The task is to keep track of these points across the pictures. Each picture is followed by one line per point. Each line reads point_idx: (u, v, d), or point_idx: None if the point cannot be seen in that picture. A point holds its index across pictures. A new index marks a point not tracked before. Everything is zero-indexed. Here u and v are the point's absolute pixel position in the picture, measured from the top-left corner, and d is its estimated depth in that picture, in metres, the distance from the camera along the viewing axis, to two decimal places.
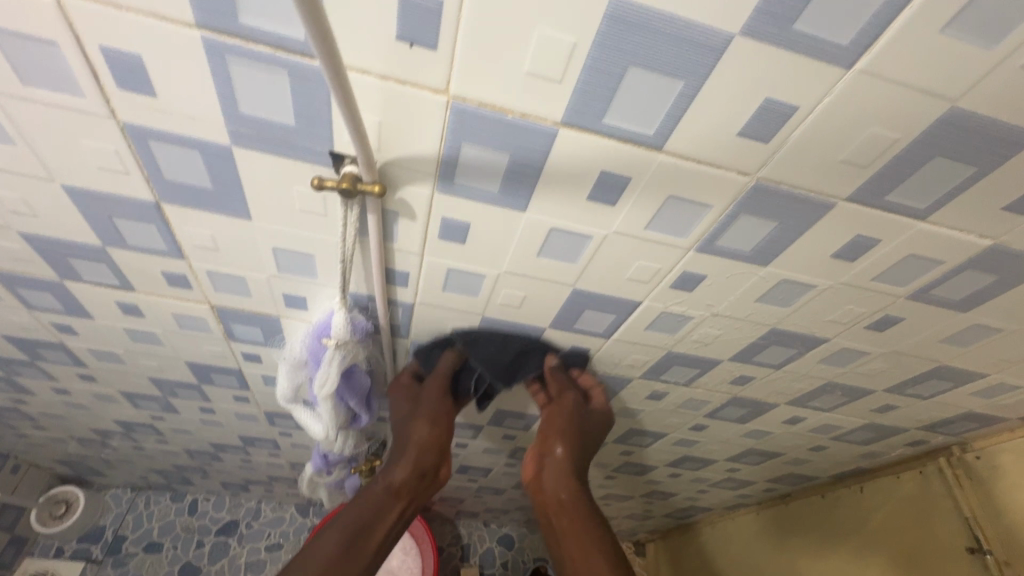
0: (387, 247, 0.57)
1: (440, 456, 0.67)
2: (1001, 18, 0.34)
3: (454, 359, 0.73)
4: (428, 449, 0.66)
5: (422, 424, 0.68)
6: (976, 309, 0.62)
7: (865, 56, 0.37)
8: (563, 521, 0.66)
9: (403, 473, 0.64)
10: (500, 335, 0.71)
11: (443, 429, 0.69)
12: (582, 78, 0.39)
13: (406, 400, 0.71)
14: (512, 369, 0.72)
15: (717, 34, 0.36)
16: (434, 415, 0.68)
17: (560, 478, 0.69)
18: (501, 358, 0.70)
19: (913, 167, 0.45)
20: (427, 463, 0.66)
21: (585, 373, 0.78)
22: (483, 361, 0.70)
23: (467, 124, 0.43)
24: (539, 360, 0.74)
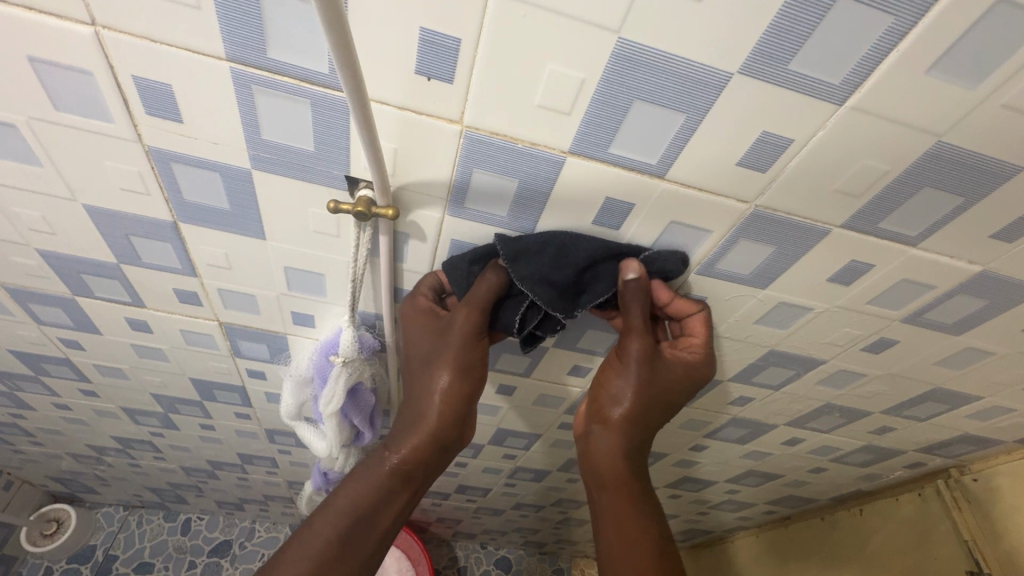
0: (397, 266, 0.59)
1: (460, 422, 0.59)
2: (981, 61, 0.36)
3: (493, 286, 0.54)
4: (447, 414, 0.57)
5: (443, 377, 0.57)
6: (970, 332, 0.64)
7: (855, 94, 0.39)
8: (604, 497, 0.62)
9: (413, 448, 0.57)
10: (552, 235, 0.51)
11: (469, 382, 0.58)
12: (590, 111, 0.41)
13: (428, 335, 0.57)
14: (573, 292, 0.55)
15: (717, 73, 0.38)
16: (462, 365, 0.56)
17: (607, 449, 0.62)
18: (558, 275, 0.52)
19: (902, 196, 0.47)
20: (447, 431, 0.58)
21: (678, 297, 0.58)
22: (530, 284, 0.53)
23: (479, 152, 0.45)
24: (611, 272, 0.54)
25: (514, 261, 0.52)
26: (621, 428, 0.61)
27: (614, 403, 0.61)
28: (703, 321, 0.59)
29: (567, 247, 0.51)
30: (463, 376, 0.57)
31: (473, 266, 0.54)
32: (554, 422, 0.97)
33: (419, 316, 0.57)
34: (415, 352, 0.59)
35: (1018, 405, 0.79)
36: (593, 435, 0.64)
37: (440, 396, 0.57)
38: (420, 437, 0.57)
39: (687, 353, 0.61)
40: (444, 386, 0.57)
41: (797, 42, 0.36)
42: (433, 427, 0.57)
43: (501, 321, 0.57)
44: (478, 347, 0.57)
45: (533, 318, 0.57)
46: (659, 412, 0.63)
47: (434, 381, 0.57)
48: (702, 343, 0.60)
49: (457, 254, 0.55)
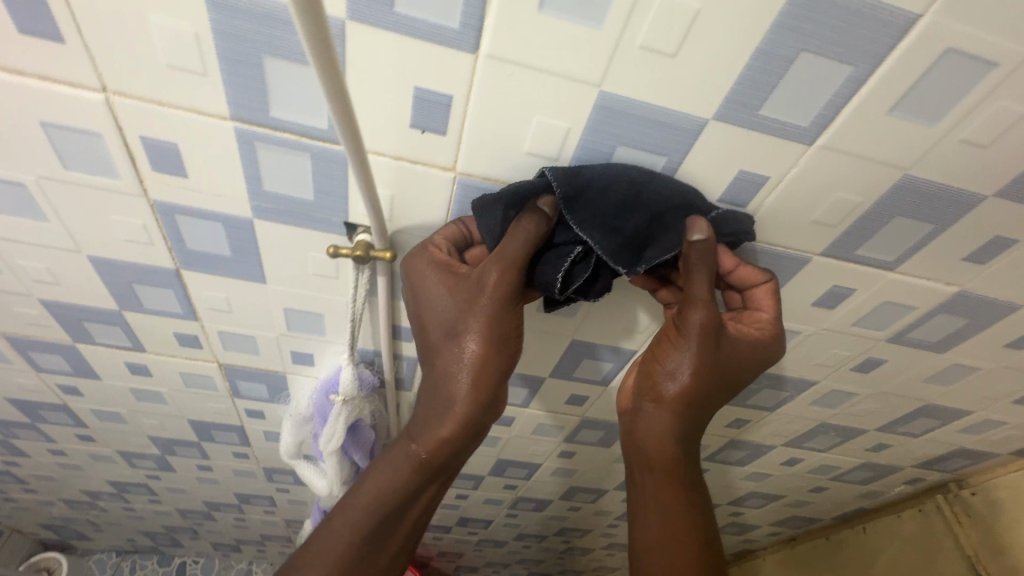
0: (394, 304, 0.61)
1: (494, 399, 0.48)
2: (936, 103, 0.39)
3: (529, 237, 0.43)
4: (479, 396, 0.47)
5: (470, 348, 0.46)
6: (954, 350, 0.66)
7: (824, 134, 0.41)
8: (649, 481, 0.56)
9: (442, 431, 0.48)
10: (614, 173, 0.42)
11: (499, 353, 0.47)
12: (576, 156, 0.43)
13: (450, 296, 0.47)
14: (636, 245, 0.45)
15: (694, 119, 0.41)
16: (491, 333, 0.46)
17: (658, 432, 0.54)
18: (617, 223, 0.44)
19: (876, 225, 0.49)
20: (479, 415, 0.48)
21: (744, 264, 0.50)
22: (588, 230, 0.43)
23: (472, 196, 0.47)
24: (680, 228, 0.45)
25: (573, 202, 0.42)
26: (676, 409, 0.52)
27: (668, 380, 0.52)
28: (772, 293, 0.50)
29: (636, 188, 0.43)
30: (494, 351, 0.47)
31: (508, 212, 0.44)
32: (554, 451, 0.97)
33: (433, 275, 0.47)
34: (434, 320, 0.48)
35: (1009, 418, 0.81)
36: (643, 415, 0.55)
37: (470, 368, 0.46)
38: (450, 422, 0.48)
39: (754, 331, 0.52)
40: (473, 357, 0.46)
41: (767, 89, 0.39)
42: (463, 409, 0.47)
43: (539, 280, 0.47)
44: (512, 314, 0.47)
45: (578, 276, 0.47)
46: (719, 392, 0.53)
47: (462, 350, 0.47)
48: (767, 315, 0.51)
49: (490, 194, 0.44)
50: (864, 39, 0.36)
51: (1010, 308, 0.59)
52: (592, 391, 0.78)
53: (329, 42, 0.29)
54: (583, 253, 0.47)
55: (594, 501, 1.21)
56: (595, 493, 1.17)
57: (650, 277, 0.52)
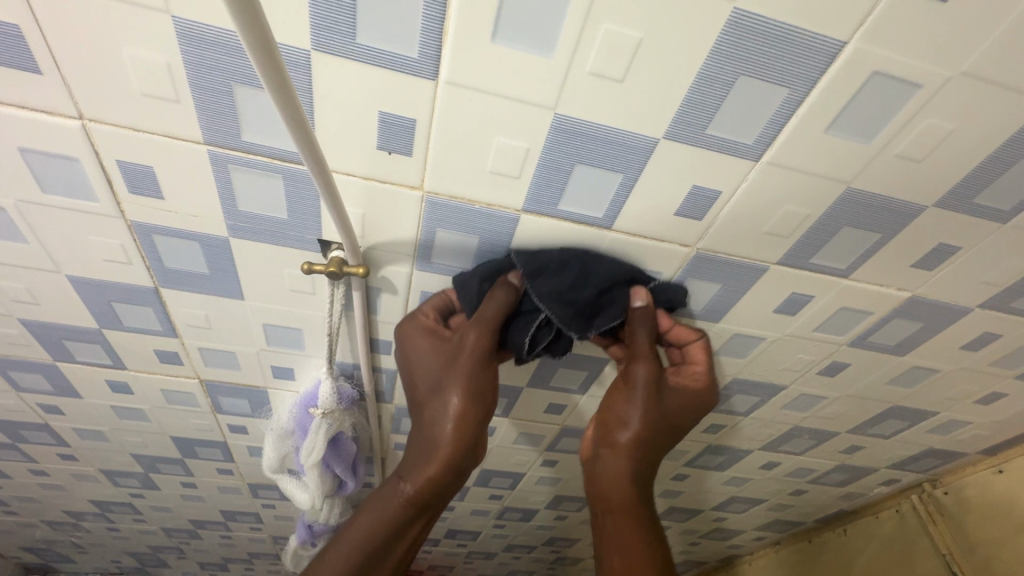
0: (370, 319, 0.62)
1: (473, 445, 0.55)
2: (871, 121, 0.41)
3: (502, 305, 0.52)
4: (462, 439, 0.54)
5: (456, 399, 0.54)
6: (913, 352, 0.68)
7: (768, 151, 0.44)
8: (610, 520, 0.59)
9: (428, 477, 0.53)
10: (566, 258, 0.52)
11: (479, 402, 0.55)
12: (537, 174, 0.46)
13: (436, 357, 0.56)
14: (588, 313, 0.54)
15: (645, 138, 0.43)
16: (472, 386, 0.54)
17: (615, 473, 0.60)
18: (575, 295, 0.52)
19: (826, 235, 0.52)
20: (462, 456, 0.54)
21: (679, 323, 0.59)
22: (548, 300, 0.52)
23: (440, 213, 0.49)
24: (624, 297, 0.55)
25: (534, 278, 0.52)
26: (628, 451, 0.59)
27: (619, 425, 0.59)
28: (704, 349, 0.60)
29: (586, 265, 0.52)
30: (474, 403, 0.54)
31: (484, 285, 0.53)
32: (537, 459, 0.98)
33: (423, 339, 0.56)
34: (423, 378, 0.56)
35: (973, 417, 0.83)
36: (602, 458, 0.61)
37: (452, 419, 0.53)
38: (436, 466, 0.53)
39: (693, 380, 0.60)
40: (456, 409, 0.54)
41: (711, 110, 0.41)
42: (447, 455, 0.53)
43: (510, 342, 0.56)
44: (489, 370, 0.55)
45: (542, 339, 0.55)
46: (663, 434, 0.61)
47: (446, 404, 0.54)
48: (701, 370, 0.60)
49: (469, 271, 0.54)
50: (797, 63, 0.38)
51: (962, 311, 0.62)
52: (569, 399, 0.80)
53: (285, 78, 0.31)
54: (546, 319, 0.55)
55: (580, 510, 1.22)
56: (580, 501, 1.18)
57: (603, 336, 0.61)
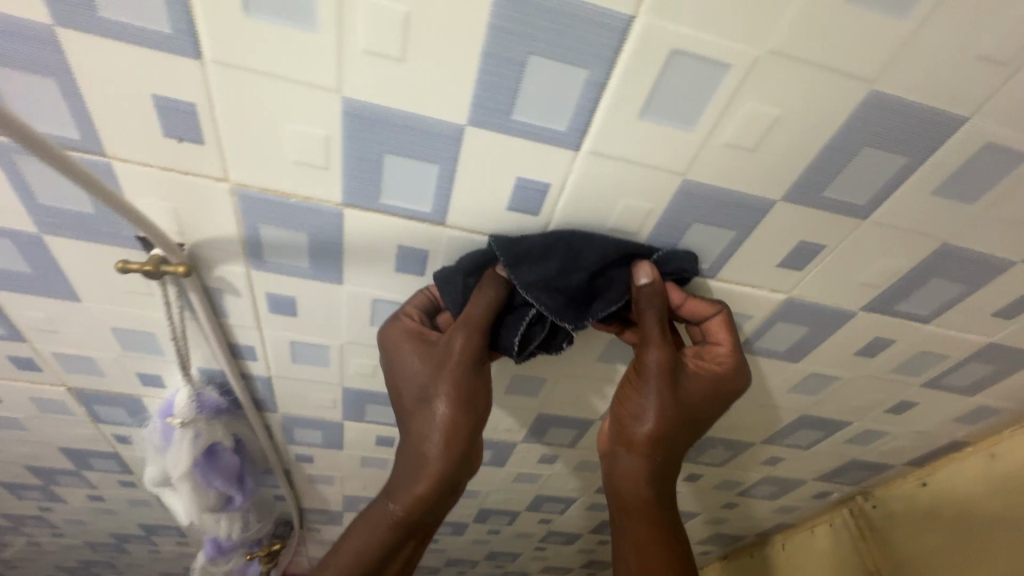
0: (222, 322, 0.59)
1: (467, 458, 0.51)
2: (686, 104, 0.38)
3: (492, 301, 0.49)
4: (452, 453, 0.49)
5: (444, 408, 0.49)
6: (808, 358, 0.64)
7: (586, 139, 0.40)
8: (625, 520, 0.55)
9: (418, 495, 0.50)
10: (549, 241, 0.47)
11: (470, 409, 0.50)
12: (345, 164, 0.42)
13: (422, 362, 0.51)
14: (583, 298, 0.50)
15: (448, 125, 0.40)
16: (456, 391, 0.49)
17: (632, 472, 0.54)
18: (564, 282, 0.48)
19: (677, 232, 0.48)
20: (452, 470, 0.50)
21: (694, 297, 0.52)
22: (535, 292, 0.48)
23: (257, 208, 0.46)
24: (623, 277, 0.50)
25: (517, 267, 0.47)
26: (645, 450, 0.53)
27: (634, 419, 0.53)
28: (725, 325, 0.52)
29: (574, 250, 0.47)
30: (462, 414, 0.49)
31: (470, 280, 0.50)
32: None
33: (409, 343, 0.51)
34: (409, 387, 0.51)
35: (891, 428, 0.79)
36: (617, 457, 0.55)
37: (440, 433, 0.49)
38: (425, 484, 0.50)
39: (714, 365, 0.53)
40: (442, 422, 0.49)
41: (510, 94, 0.38)
42: (436, 473, 0.50)
43: (504, 339, 0.52)
44: (479, 375, 0.51)
45: (535, 337, 0.51)
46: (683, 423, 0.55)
47: (432, 416, 0.49)
48: (722, 349, 0.53)
49: (451, 265, 0.50)
50: (588, 41, 0.35)
51: (847, 315, 0.58)
52: None
53: None
54: (539, 314, 0.51)
55: (512, 524, 1.17)
56: (509, 516, 1.13)
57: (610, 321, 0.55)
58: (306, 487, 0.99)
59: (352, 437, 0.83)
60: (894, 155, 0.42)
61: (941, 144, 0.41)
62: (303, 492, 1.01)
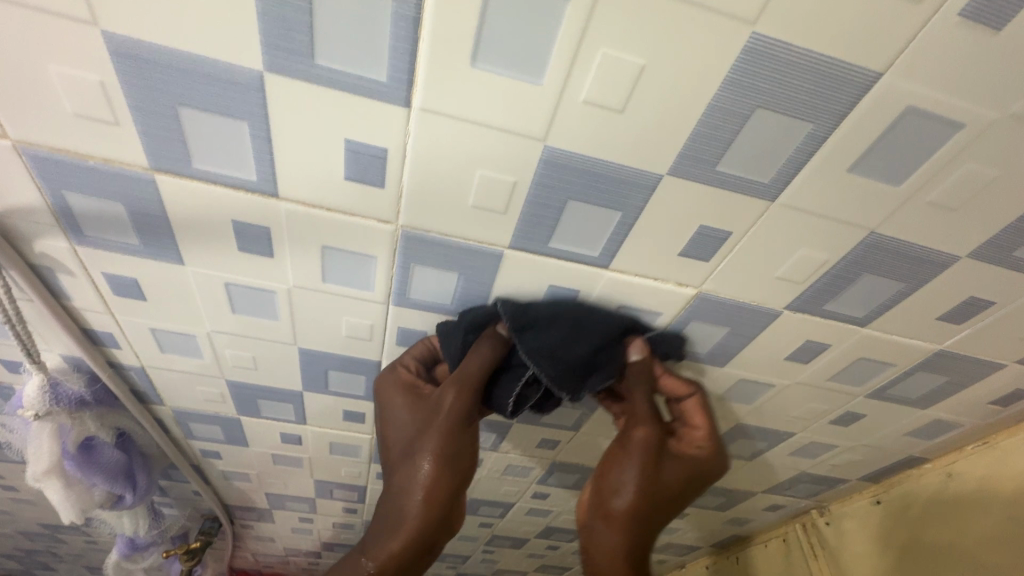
0: (67, 305, 0.52)
1: (445, 520, 0.46)
2: (525, 47, 0.31)
3: (486, 360, 0.47)
4: (433, 512, 0.45)
5: (426, 463, 0.45)
6: (734, 363, 0.57)
7: (415, 91, 0.33)
8: None
9: (392, 553, 0.44)
10: (556, 311, 0.47)
11: (457, 468, 0.46)
12: (137, 120, 0.35)
13: (412, 415, 0.49)
14: (582, 369, 0.48)
15: (242, 71, 0.33)
16: (444, 446, 0.46)
17: (608, 552, 0.46)
18: (566, 351, 0.47)
19: (553, 213, 0.41)
20: (431, 531, 0.45)
21: (667, 374, 0.52)
22: (535, 357, 0.46)
23: (54, 171, 0.39)
24: (620, 351, 0.50)
25: (523, 333, 0.47)
26: (626, 528, 0.46)
27: (612, 492, 0.47)
28: (699, 406, 0.51)
29: (580, 321, 0.47)
30: (449, 471, 0.46)
31: (468, 337, 0.49)
32: (370, 473, 0.87)
33: (399, 394, 0.51)
34: (396, 438, 0.49)
35: (839, 440, 0.72)
36: (591, 533, 0.48)
37: (422, 489, 0.45)
38: (400, 542, 0.44)
39: (694, 448, 0.50)
40: (427, 476, 0.45)
41: (306, 30, 0.31)
42: (414, 530, 0.44)
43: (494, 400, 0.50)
44: (469, 433, 0.48)
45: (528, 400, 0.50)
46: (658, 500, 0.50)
47: (416, 471, 0.45)
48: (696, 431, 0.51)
49: (455, 322, 0.50)
50: None
51: (771, 315, 0.51)
52: (365, 407, 0.68)
53: None
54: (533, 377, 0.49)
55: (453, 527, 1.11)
56: None
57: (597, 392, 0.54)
58: (224, 483, 0.93)
59: (255, 434, 0.77)
60: (798, 122, 0.35)
61: (851, 108, 0.34)
62: (223, 487, 0.95)
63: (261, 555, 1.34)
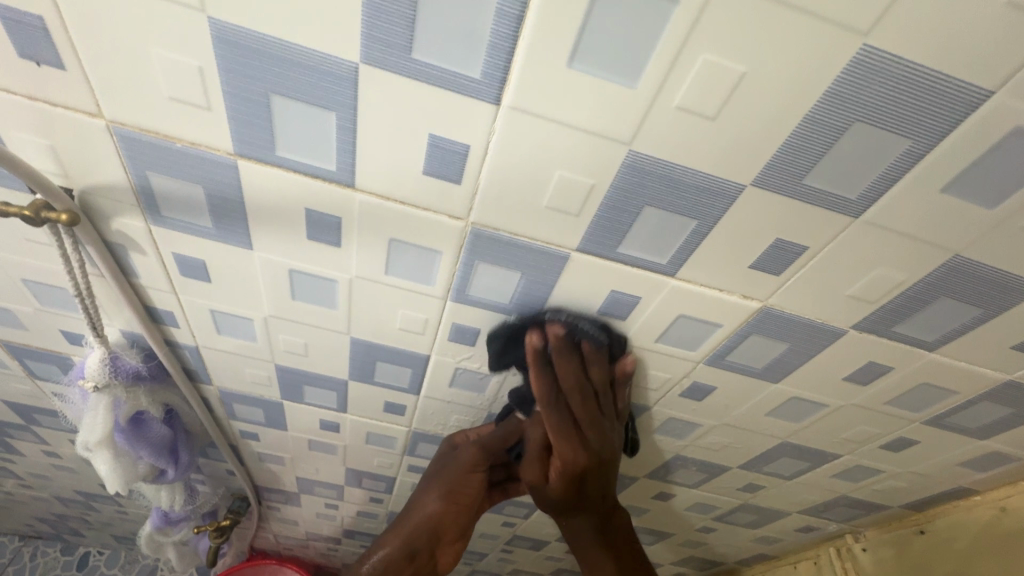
0: (134, 282, 0.54)
1: (438, 533, 0.62)
2: (624, 48, 0.30)
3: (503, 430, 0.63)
4: (427, 527, 0.62)
5: (433, 499, 0.63)
6: (787, 380, 0.56)
7: (506, 90, 0.33)
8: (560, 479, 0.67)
9: (386, 553, 0.60)
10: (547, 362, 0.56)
11: (459, 503, 0.64)
12: (229, 106, 0.36)
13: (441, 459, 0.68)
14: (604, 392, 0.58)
15: (338, 61, 0.33)
16: (450, 486, 0.63)
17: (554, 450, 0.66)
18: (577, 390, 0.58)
19: (626, 218, 0.41)
20: (421, 542, 0.62)
21: (559, 349, 0.50)
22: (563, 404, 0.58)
23: (141, 152, 0.40)
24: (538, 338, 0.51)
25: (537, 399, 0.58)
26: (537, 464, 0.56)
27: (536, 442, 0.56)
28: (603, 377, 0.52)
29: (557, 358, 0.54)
30: (449, 500, 0.63)
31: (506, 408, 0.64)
32: (402, 465, 0.87)
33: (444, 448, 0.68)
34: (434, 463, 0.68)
35: (886, 466, 0.70)
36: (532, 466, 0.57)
37: (427, 509, 0.63)
38: (394, 542, 0.61)
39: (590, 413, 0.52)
40: (432, 501, 0.63)
41: (407, 25, 0.31)
42: (408, 535, 0.61)
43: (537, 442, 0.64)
44: (477, 477, 0.64)
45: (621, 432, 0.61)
46: (596, 480, 0.55)
47: (427, 495, 0.64)
48: (558, 438, 0.52)
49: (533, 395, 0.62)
50: None
51: (834, 334, 0.49)
52: (406, 400, 0.68)
53: None
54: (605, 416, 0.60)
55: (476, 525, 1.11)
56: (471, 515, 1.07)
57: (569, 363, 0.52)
58: (257, 464, 0.95)
59: (295, 419, 0.78)
60: (894, 138, 0.34)
61: (954, 125, 0.33)
62: (255, 469, 0.97)
63: (283, 537, 1.37)
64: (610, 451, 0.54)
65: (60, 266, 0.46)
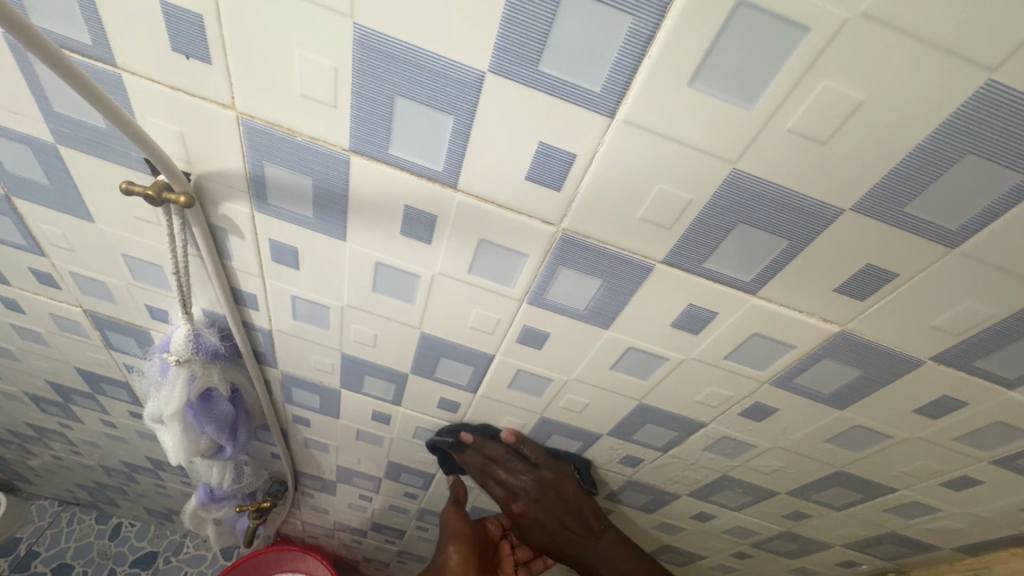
0: (226, 264, 0.57)
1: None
2: (747, 72, 0.32)
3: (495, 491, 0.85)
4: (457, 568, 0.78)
5: (453, 552, 0.79)
6: (855, 407, 0.55)
7: (623, 104, 0.35)
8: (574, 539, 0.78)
9: None
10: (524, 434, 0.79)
11: (472, 561, 0.79)
12: (354, 105, 0.39)
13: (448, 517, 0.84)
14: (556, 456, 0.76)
15: (466, 70, 0.35)
16: (463, 540, 0.80)
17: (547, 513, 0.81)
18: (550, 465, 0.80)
19: (717, 235, 0.42)
20: None
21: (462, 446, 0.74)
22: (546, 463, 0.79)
23: (261, 142, 0.43)
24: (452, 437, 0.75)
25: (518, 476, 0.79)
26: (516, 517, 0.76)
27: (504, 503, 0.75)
28: (497, 446, 0.73)
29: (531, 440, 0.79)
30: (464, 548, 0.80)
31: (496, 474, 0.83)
32: None
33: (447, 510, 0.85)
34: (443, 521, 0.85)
35: (943, 504, 0.68)
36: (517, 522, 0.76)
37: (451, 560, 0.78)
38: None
39: (510, 473, 0.73)
40: (454, 555, 0.79)
41: (539, 38, 0.33)
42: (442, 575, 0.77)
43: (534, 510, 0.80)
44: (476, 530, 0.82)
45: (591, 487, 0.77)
46: (546, 514, 0.74)
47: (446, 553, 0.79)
48: (501, 497, 0.75)
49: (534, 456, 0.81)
50: None
51: (910, 364, 0.49)
52: (462, 398, 0.70)
53: None
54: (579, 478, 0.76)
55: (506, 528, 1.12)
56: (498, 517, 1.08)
57: (475, 451, 0.74)
58: (302, 450, 0.98)
59: (347, 408, 0.80)
60: (1003, 170, 0.34)
61: None
62: (299, 454, 1.00)
63: (310, 525, 1.39)
64: (537, 493, 0.73)
65: (168, 244, 0.49)
